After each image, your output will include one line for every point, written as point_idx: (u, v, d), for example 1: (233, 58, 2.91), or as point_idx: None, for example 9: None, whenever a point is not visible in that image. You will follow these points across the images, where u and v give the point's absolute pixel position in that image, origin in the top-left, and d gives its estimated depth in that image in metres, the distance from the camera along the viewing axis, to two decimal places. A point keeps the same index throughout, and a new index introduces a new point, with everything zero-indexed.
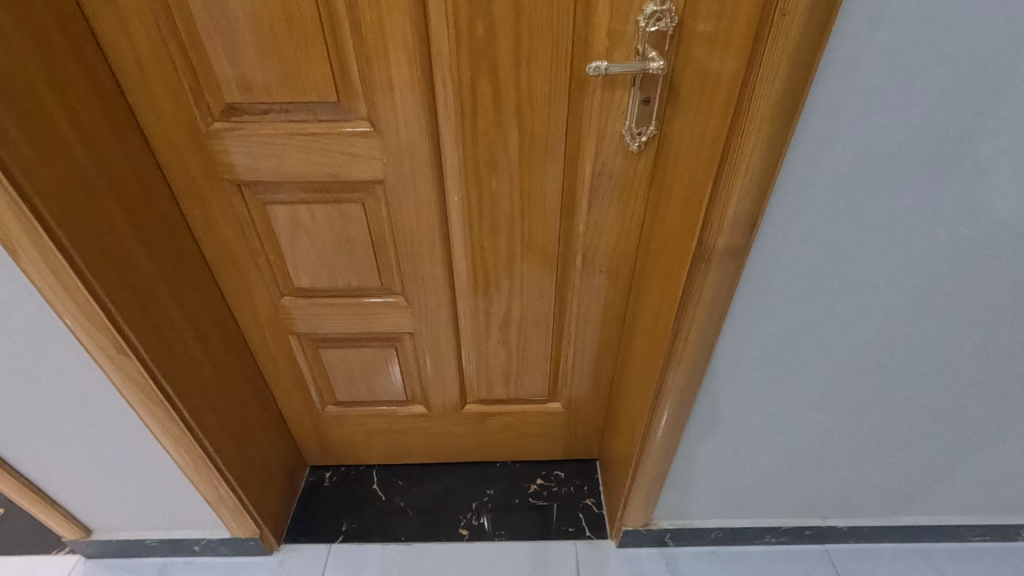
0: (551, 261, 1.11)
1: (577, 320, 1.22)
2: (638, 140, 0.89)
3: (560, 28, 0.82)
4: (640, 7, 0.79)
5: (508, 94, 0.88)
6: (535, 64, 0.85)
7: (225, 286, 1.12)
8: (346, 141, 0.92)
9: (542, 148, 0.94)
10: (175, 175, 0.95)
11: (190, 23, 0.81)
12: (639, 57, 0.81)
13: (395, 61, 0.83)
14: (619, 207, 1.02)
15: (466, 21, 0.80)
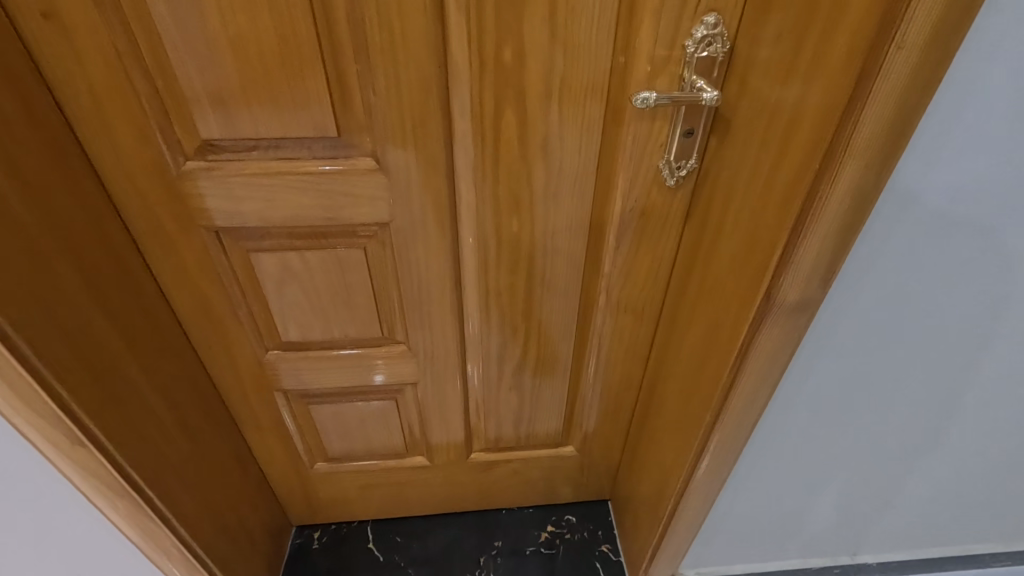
0: (572, 301, 1.02)
1: (597, 362, 1.12)
2: (677, 174, 0.81)
3: (598, 53, 0.72)
4: (689, 31, 0.70)
5: (536, 127, 0.77)
6: (567, 93, 0.75)
7: (200, 343, 0.97)
8: (346, 181, 0.79)
9: (569, 184, 0.85)
10: (138, 223, 0.80)
11: (158, 46, 0.67)
12: (686, 85, 0.73)
13: (408, 90, 0.72)
14: (650, 244, 0.93)
15: (492, 45, 0.70)
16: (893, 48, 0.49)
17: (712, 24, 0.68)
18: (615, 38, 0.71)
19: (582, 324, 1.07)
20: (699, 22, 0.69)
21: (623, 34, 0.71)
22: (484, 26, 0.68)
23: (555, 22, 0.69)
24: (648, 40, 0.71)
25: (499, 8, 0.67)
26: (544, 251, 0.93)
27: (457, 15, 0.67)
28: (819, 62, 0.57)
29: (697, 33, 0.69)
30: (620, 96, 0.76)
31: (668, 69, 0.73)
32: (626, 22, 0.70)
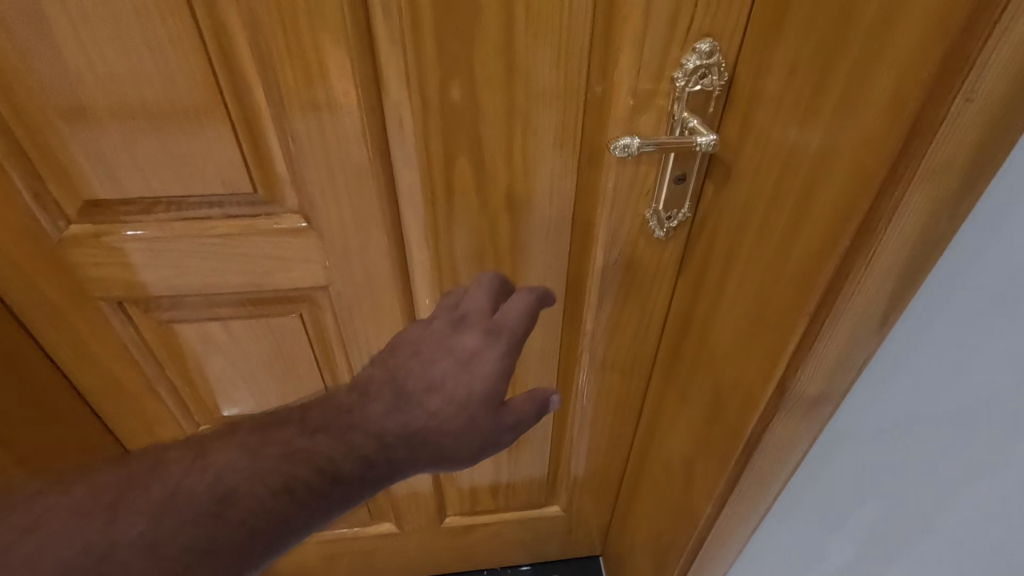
0: (551, 361, 0.88)
1: (582, 423, 0.99)
2: (667, 225, 0.68)
3: (571, 92, 0.59)
4: (678, 61, 0.57)
5: (497, 175, 0.64)
6: (534, 137, 0.62)
7: (115, 424, 0.83)
8: (269, 243, 0.66)
9: (541, 238, 0.71)
10: (17, 298, 0.66)
11: (9, 92, 0.53)
12: (676, 125, 0.60)
13: (334, 138, 0.58)
14: (638, 301, 0.80)
15: (437, 83, 0.56)
16: (961, 98, 0.37)
17: (706, 52, 0.55)
18: (591, 71, 0.57)
19: (562, 381, 0.93)
20: (690, 51, 0.56)
21: (600, 66, 0.57)
22: (426, 60, 0.55)
23: (514, 52, 0.55)
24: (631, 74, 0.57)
25: (443, 38, 0.53)
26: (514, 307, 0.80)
27: (390, 47, 0.53)
28: (860, 107, 0.44)
29: (687, 63, 0.56)
30: (597, 137, 0.63)
31: (656, 106, 0.60)
32: (603, 52, 0.57)
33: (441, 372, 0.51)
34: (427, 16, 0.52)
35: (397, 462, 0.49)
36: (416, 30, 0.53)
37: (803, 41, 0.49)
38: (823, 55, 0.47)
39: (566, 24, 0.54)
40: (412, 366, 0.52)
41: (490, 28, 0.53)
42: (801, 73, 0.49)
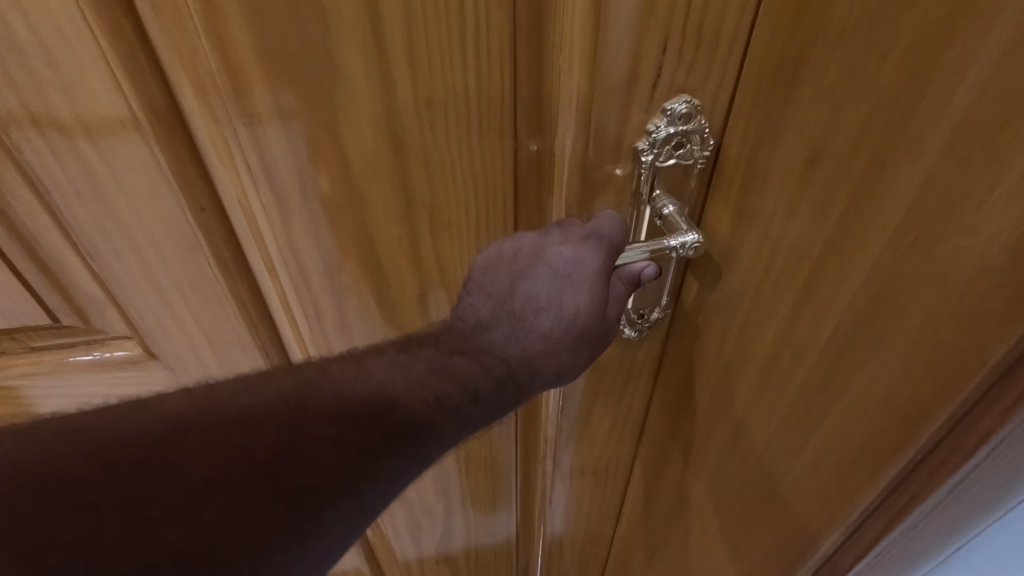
0: (505, 466, 0.70)
1: (550, 529, 0.80)
2: (637, 324, 0.49)
3: (493, 174, 0.41)
4: (644, 123, 0.39)
5: (403, 278, 0.46)
6: (447, 234, 0.44)
7: None
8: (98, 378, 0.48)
9: None
10: None
11: None
12: (646, 209, 0.42)
13: (154, 246, 0.41)
14: (607, 411, 0.60)
15: (295, 173, 0.39)
16: None
17: (681, 115, 0.38)
18: (519, 145, 0.40)
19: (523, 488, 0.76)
20: (658, 112, 0.38)
21: (532, 137, 0.40)
22: (272, 143, 0.37)
23: (402, 128, 0.37)
24: (576, 146, 0.40)
25: (290, 114, 0.36)
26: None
27: (215, 129, 0.36)
28: (953, 249, 0.36)
29: (655, 130, 0.39)
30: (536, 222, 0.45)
31: (614, 185, 0.42)
32: (534, 118, 0.39)
33: (555, 262, 0.41)
34: (261, 83, 0.34)
35: (530, 380, 0.42)
36: (248, 103, 0.35)
37: (831, 145, 0.37)
38: (870, 174, 0.37)
39: (474, 85, 0.36)
40: (548, 282, 0.41)
41: (360, 96, 0.36)
42: (835, 188, 0.38)
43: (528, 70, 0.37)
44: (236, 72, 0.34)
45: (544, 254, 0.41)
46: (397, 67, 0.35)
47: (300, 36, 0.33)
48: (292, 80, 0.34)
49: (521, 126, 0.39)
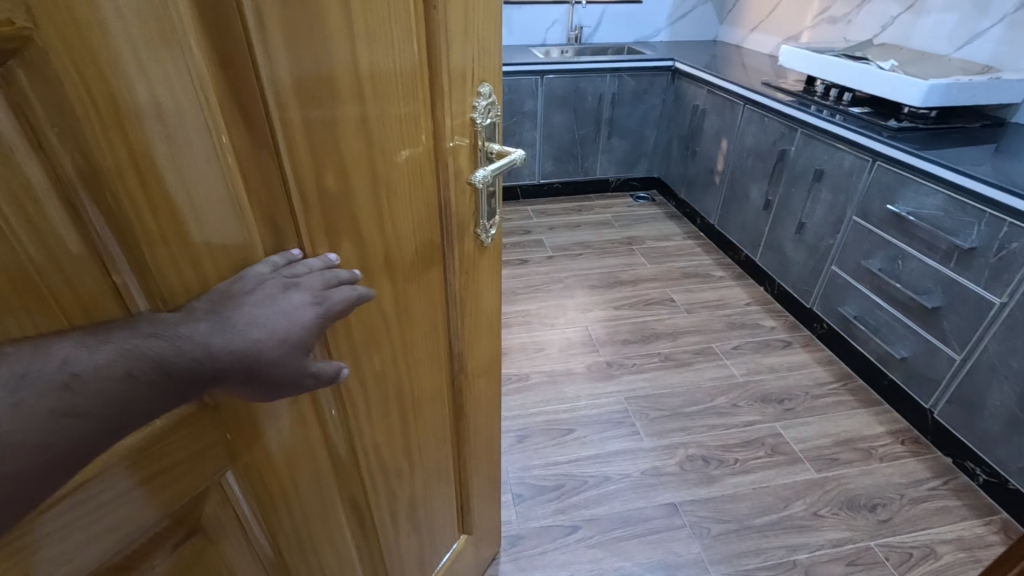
0: (445, 432, 0.69)
1: (491, 471, 0.83)
2: (490, 232, 0.60)
3: (418, 156, 0.46)
4: (472, 85, 0.49)
5: (395, 253, 0.48)
6: (400, 205, 0.46)
7: None
8: (188, 451, 0.34)
9: (425, 289, 0.54)
10: None
11: None
12: (483, 154, 0.54)
13: (212, 250, 0.31)
14: (487, 327, 0.69)
15: (314, 172, 0.37)
16: None
17: (485, 89, 0.51)
18: (440, 136, 0.48)
19: (438, 458, 0.68)
20: (475, 95, 0.50)
21: (443, 128, 0.47)
22: (299, 151, 0.35)
23: (368, 114, 0.39)
24: (451, 126, 0.48)
25: (314, 86, 0.35)
26: (354, 403, 0.49)
27: (242, 142, 0.32)
28: None
29: (478, 103, 0.51)
30: (457, 180, 0.51)
31: (465, 146, 0.51)
32: (438, 118, 0.47)
33: (289, 313, 0.33)
34: (293, 107, 0.34)
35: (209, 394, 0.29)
36: (281, 121, 0.33)
37: None
38: None
39: (403, 86, 0.42)
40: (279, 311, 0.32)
41: (345, 96, 0.37)
42: None
43: (438, 77, 0.45)
44: (276, 96, 0.33)
45: (278, 295, 0.33)
46: (361, 59, 0.37)
47: (320, 45, 0.34)
48: (297, 94, 0.34)
49: (437, 121, 0.47)
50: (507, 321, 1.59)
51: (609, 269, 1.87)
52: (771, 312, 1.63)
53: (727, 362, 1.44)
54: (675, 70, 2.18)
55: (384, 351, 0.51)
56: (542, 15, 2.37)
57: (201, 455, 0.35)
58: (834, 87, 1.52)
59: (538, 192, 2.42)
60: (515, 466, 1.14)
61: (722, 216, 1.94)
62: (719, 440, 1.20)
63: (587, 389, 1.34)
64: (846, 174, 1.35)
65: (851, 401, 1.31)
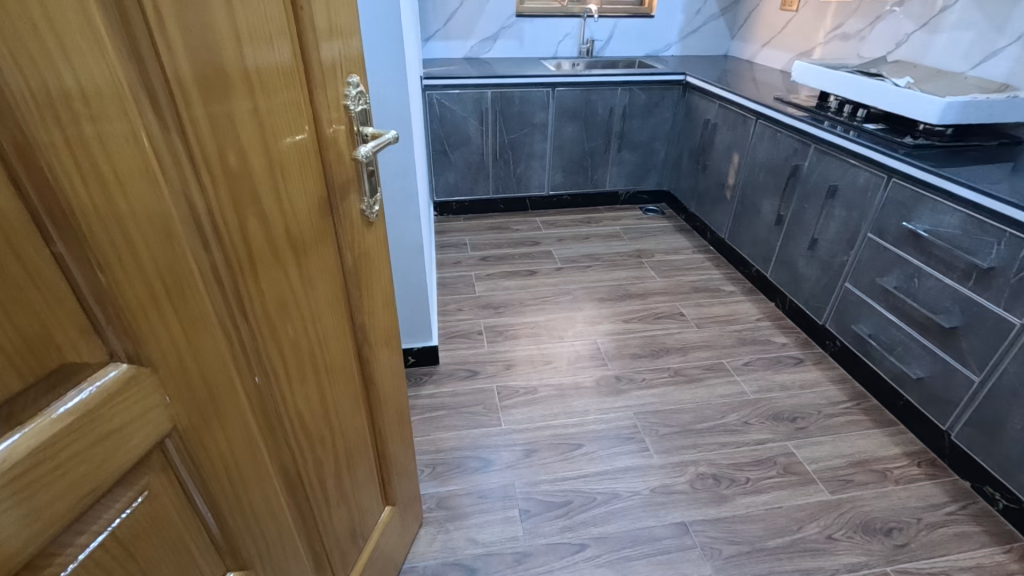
0: (360, 404, 0.72)
1: (403, 440, 0.89)
2: (375, 210, 0.65)
3: (304, 143, 0.50)
4: (341, 74, 0.54)
5: (297, 230, 0.51)
6: (296, 185, 0.50)
7: None
8: (137, 406, 0.36)
9: (325, 265, 0.57)
10: None
11: None
12: (359, 138, 0.59)
13: (137, 222, 0.34)
14: (384, 300, 0.74)
15: (219, 156, 0.40)
16: None
17: (353, 79, 0.56)
18: (321, 125, 0.52)
19: (355, 429, 0.71)
20: (345, 85, 0.55)
21: (323, 116, 0.52)
22: (204, 138, 0.39)
23: (259, 105, 0.43)
24: (328, 115, 0.53)
25: (206, 73, 0.38)
26: (274, 371, 0.52)
27: (158, 128, 0.35)
28: None
29: (351, 91, 0.56)
30: (340, 164, 0.56)
31: (343, 132, 0.56)
32: (318, 108, 0.51)
33: None
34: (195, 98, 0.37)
35: None
36: (185, 109, 0.37)
37: None
38: None
39: (285, 80, 0.46)
40: None
41: (237, 88, 0.41)
42: None
43: (314, 71, 0.49)
44: (179, 88, 0.36)
45: None
46: (248, 56, 0.41)
47: (212, 44, 0.38)
48: (198, 85, 0.37)
49: (318, 111, 0.51)
50: (516, 333, 1.58)
51: (618, 281, 1.86)
52: (783, 329, 1.61)
53: (738, 378, 1.42)
54: (686, 85, 2.18)
55: (296, 320, 0.54)
56: (554, 28, 2.39)
57: (145, 416, 0.37)
58: (847, 104, 1.51)
59: (547, 203, 2.42)
60: (523, 480, 1.12)
61: (733, 231, 1.93)
62: (730, 458, 1.18)
63: (596, 404, 1.32)
64: (861, 191, 1.34)
65: (865, 421, 1.29)
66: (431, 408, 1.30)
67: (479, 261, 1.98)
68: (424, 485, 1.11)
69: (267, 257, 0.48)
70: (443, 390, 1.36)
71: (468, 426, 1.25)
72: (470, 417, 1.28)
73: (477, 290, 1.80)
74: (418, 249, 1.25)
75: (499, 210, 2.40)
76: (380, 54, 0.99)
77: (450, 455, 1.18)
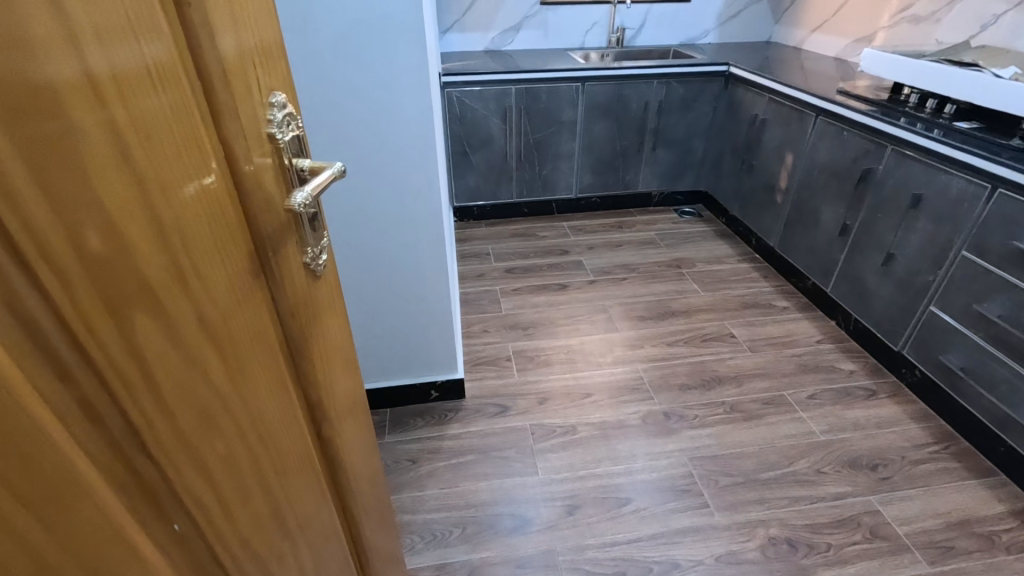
0: (329, 498, 0.55)
1: (382, 511, 0.73)
2: (320, 261, 0.48)
3: (211, 187, 0.33)
4: (257, 90, 0.37)
5: (219, 309, 0.34)
6: (208, 246, 0.32)
7: None
8: None
9: (263, 347, 0.40)
10: None
11: None
12: (293, 175, 0.42)
13: None
14: (340, 361, 0.57)
15: (69, 229, 0.22)
16: None
17: (276, 97, 0.39)
18: (234, 156, 0.35)
19: (327, 532, 0.55)
20: (267, 106, 0.39)
21: (236, 145, 0.35)
22: (34, 203, 0.21)
23: (130, 135, 0.26)
24: (244, 141, 0.35)
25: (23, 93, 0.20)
26: (216, 519, 0.34)
27: None
28: None
29: (275, 114, 0.39)
30: (271, 210, 0.39)
31: (270, 167, 0.39)
32: (225, 133, 0.34)
33: None
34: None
35: None
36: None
37: None
38: None
39: (169, 98, 0.28)
40: None
41: (82, 111, 0.23)
42: None
43: (208, 80, 0.32)
44: None
45: None
46: (97, 60, 0.24)
47: (19, 36, 0.20)
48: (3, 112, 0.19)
49: (226, 139, 0.34)
50: (548, 359, 1.43)
51: (658, 296, 1.70)
52: (849, 354, 1.43)
53: (804, 415, 1.25)
54: (729, 76, 1.98)
55: (236, 436, 0.36)
56: (580, 16, 2.20)
57: None
58: (933, 97, 1.32)
59: (574, 207, 2.25)
60: (566, 546, 0.98)
61: (783, 239, 1.74)
62: (805, 518, 1.02)
63: (644, 447, 1.17)
64: (953, 201, 1.15)
65: (959, 470, 1.11)
66: (458, 452, 1.16)
67: (504, 273, 1.83)
68: (453, 551, 0.97)
69: (183, 363, 0.31)
70: (470, 429, 1.21)
71: (500, 475, 1.11)
72: (502, 464, 1.13)
73: (504, 307, 1.65)
74: (442, 277, 1.10)
75: (522, 214, 2.24)
76: (395, 55, 0.83)
77: (482, 512, 1.03)
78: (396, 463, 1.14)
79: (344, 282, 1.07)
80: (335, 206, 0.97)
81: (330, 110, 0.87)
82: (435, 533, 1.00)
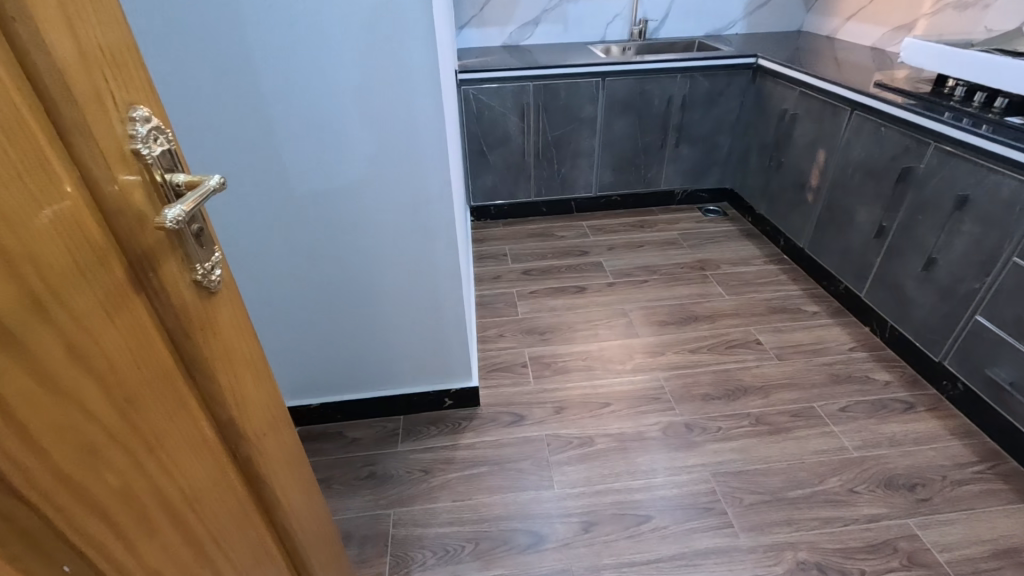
0: (257, 526, 0.52)
1: (323, 538, 0.69)
2: (213, 280, 0.42)
3: (65, 210, 0.29)
4: (106, 101, 0.32)
5: (85, 338, 0.31)
6: (62, 273, 0.29)
7: None
8: None
9: (154, 372, 0.37)
10: None
11: None
12: (161, 192, 0.36)
13: None
14: (267, 385, 0.53)
15: None
16: None
17: (131, 107, 0.33)
18: (91, 175, 0.31)
19: (253, 562, 0.52)
20: (129, 120, 0.33)
21: (95, 165, 0.31)
22: None
23: None
24: (107, 158, 0.32)
25: None
26: (93, 552, 0.32)
27: None
28: None
29: (137, 129, 0.34)
30: (142, 234, 0.35)
31: (141, 186, 0.34)
32: (80, 151, 0.30)
33: None
34: None
35: None
36: None
37: None
38: None
39: None
40: None
41: None
42: None
43: (51, 95, 0.28)
44: None
45: None
46: None
47: None
48: None
49: (83, 158, 0.30)
50: (566, 366, 1.39)
51: (680, 300, 1.64)
52: (884, 363, 1.36)
53: (835, 429, 1.18)
54: (758, 68, 1.89)
55: (121, 464, 0.34)
56: (601, 8, 2.13)
57: None
58: (980, 91, 1.23)
59: (593, 205, 2.19)
60: (583, 565, 0.94)
61: (814, 240, 1.66)
62: (837, 542, 0.96)
63: (665, 461, 1.12)
64: (1004, 204, 1.07)
65: (1005, 492, 1.04)
66: (472, 463, 1.13)
67: (522, 275, 1.79)
68: (465, 567, 0.94)
69: (34, 396, 0.28)
70: (485, 439, 1.19)
71: (514, 488, 1.07)
72: (516, 476, 1.10)
73: (521, 311, 1.61)
74: (457, 281, 1.06)
75: (541, 213, 2.19)
76: (393, 56, 0.79)
77: (496, 527, 1.01)
78: (408, 473, 1.11)
79: (334, 287, 1.04)
80: (343, 214, 0.95)
81: (327, 115, 0.83)
82: (448, 548, 0.98)
